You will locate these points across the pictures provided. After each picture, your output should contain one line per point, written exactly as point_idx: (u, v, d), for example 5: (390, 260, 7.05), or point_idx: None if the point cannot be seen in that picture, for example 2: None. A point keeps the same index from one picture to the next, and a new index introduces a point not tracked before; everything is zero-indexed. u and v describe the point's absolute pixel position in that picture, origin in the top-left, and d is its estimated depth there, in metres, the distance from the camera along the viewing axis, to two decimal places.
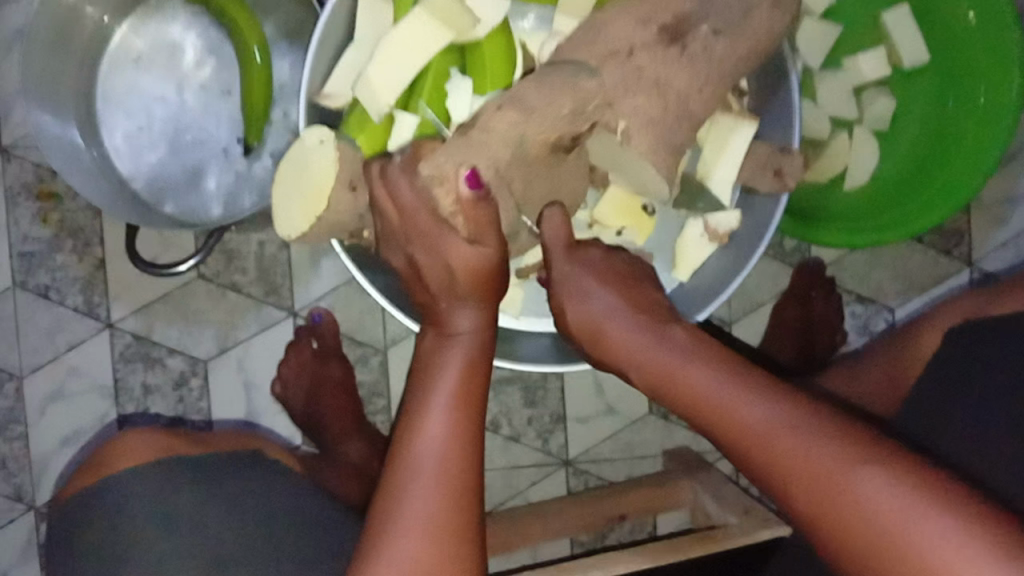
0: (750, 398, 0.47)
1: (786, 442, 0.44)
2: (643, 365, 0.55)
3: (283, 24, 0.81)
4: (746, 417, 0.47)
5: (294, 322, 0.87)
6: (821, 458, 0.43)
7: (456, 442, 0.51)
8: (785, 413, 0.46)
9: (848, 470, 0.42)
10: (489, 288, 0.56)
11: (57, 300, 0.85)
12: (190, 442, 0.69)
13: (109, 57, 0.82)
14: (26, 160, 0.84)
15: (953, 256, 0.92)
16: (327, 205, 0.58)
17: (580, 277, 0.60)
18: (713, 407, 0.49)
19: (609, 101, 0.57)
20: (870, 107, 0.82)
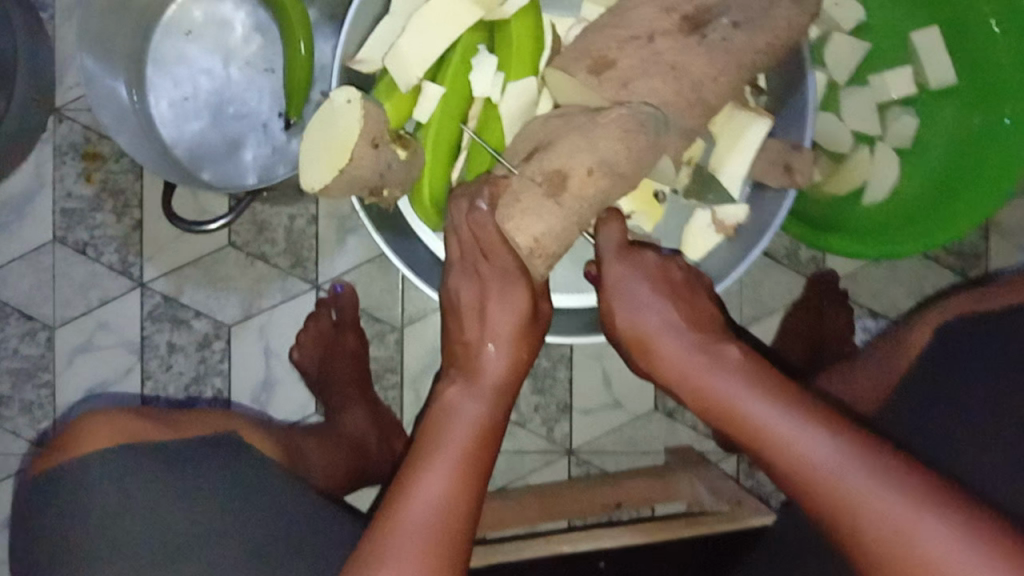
0: (812, 429, 0.46)
1: (851, 481, 0.43)
2: (693, 383, 0.54)
3: (327, 7, 0.84)
4: (815, 454, 0.45)
5: (316, 294, 0.90)
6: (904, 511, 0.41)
7: (482, 457, 0.52)
8: (861, 453, 0.44)
9: (927, 523, 0.41)
10: (516, 329, 0.57)
11: (93, 256, 0.89)
12: (155, 427, 0.64)
13: (163, 26, 0.84)
14: (74, 121, 0.88)
15: (969, 278, 0.92)
16: (350, 160, 0.59)
17: (635, 285, 0.59)
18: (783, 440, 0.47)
19: (624, 81, 0.59)
20: (893, 124, 0.88)
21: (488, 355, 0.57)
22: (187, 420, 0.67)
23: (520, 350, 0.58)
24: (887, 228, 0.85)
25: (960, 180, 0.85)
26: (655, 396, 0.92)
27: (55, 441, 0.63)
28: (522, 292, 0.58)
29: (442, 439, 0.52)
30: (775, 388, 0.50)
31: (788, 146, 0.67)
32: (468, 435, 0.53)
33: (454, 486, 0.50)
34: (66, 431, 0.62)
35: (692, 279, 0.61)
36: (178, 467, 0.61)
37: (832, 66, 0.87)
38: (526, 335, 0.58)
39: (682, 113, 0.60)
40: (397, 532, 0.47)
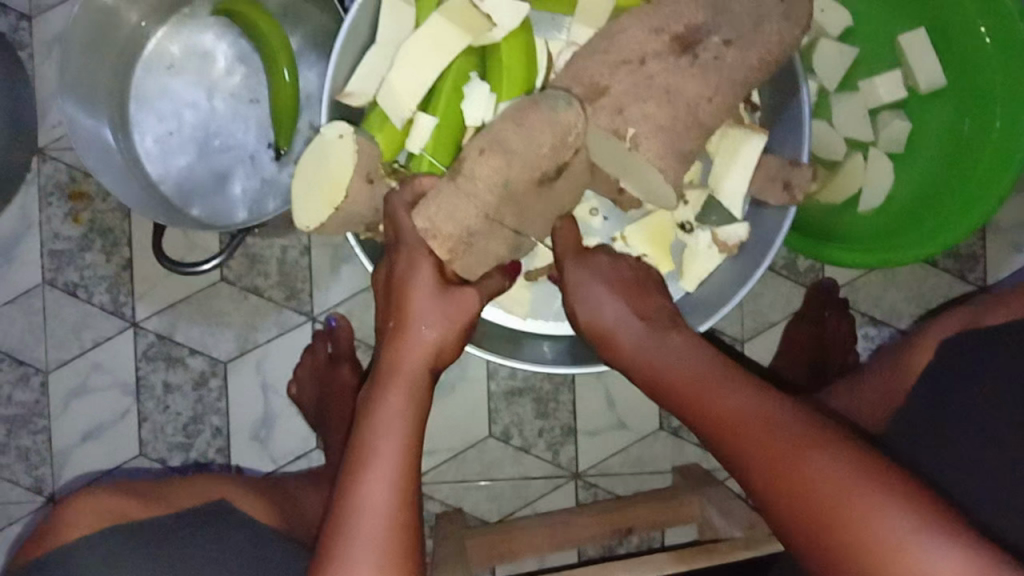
0: (724, 390, 0.50)
1: (749, 427, 0.47)
2: (642, 364, 0.57)
3: (310, 35, 0.83)
4: (729, 411, 0.48)
5: (312, 326, 0.89)
6: (790, 449, 0.44)
7: (402, 426, 0.53)
8: (767, 405, 0.47)
9: (808, 456, 0.43)
10: (451, 312, 0.57)
11: (85, 297, 0.88)
12: (150, 505, 0.63)
13: (144, 62, 0.83)
14: (59, 161, 0.87)
15: (968, 281, 0.92)
16: (346, 196, 0.58)
17: (597, 296, 0.61)
18: (704, 401, 0.50)
19: (617, 107, 0.58)
20: (885, 129, 0.87)
21: (415, 337, 0.56)
22: (180, 493, 0.66)
23: (454, 320, 0.57)
24: (883, 235, 0.85)
25: (957, 183, 0.84)
26: (659, 415, 0.91)
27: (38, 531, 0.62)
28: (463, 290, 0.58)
29: (365, 417, 0.53)
30: (706, 360, 0.54)
31: (785, 161, 0.66)
32: (393, 424, 0.53)
33: (384, 455, 0.51)
34: (56, 519, 0.61)
35: (643, 278, 0.64)
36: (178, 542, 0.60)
37: (821, 73, 0.86)
38: (455, 312, 0.57)
39: (677, 135, 0.59)
40: (341, 529, 0.49)
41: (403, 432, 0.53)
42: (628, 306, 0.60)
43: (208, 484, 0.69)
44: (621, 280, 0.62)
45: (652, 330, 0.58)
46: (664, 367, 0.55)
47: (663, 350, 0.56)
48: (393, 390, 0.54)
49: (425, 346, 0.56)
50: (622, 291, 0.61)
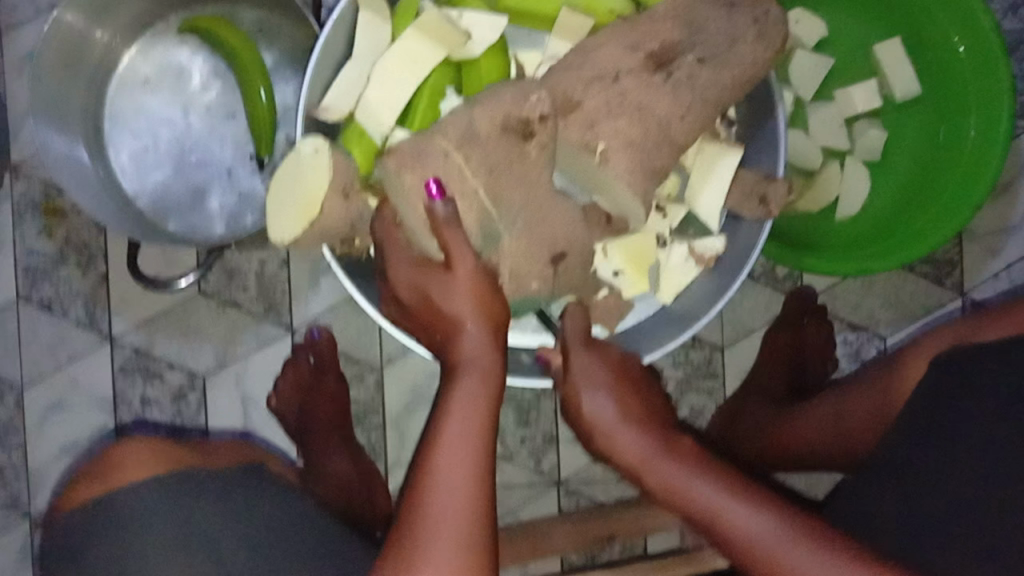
0: (740, 507, 0.52)
1: (780, 556, 0.50)
2: (657, 481, 0.57)
3: (286, 50, 0.82)
4: (750, 533, 0.51)
5: (292, 339, 0.88)
6: (772, 550, 0.50)
7: (472, 432, 0.52)
8: (776, 524, 0.51)
9: (786, 551, 0.50)
10: (474, 303, 0.56)
11: (60, 313, 0.87)
12: (192, 454, 0.68)
13: (118, 78, 0.83)
14: (32, 176, 0.86)
15: (946, 286, 0.92)
16: (320, 210, 0.57)
17: (581, 396, 0.62)
18: (670, 484, 0.56)
19: (589, 121, 0.58)
20: (862, 138, 0.89)
21: (466, 353, 0.56)
22: (223, 450, 0.72)
23: (474, 300, 0.56)
24: (859, 242, 0.86)
25: (931, 192, 0.85)
26: None
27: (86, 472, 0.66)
28: (463, 258, 0.56)
29: (429, 445, 0.51)
30: (711, 484, 0.54)
31: (761, 176, 0.67)
32: (459, 443, 0.51)
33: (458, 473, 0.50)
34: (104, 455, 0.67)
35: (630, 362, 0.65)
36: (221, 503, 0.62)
37: (799, 83, 0.86)
38: (483, 296, 0.56)
39: (650, 154, 0.60)
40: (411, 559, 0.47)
41: (466, 443, 0.51)
42: (630, 407, 0.61)
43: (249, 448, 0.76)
44: (606, 372, 0.63)
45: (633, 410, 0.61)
46: (680, 492, 0.55)
47: (635, 444, 0.59)
48: (455, 413, 0.52)
49: (474, 344, 0.56)
50: (601, 380, 0.62)
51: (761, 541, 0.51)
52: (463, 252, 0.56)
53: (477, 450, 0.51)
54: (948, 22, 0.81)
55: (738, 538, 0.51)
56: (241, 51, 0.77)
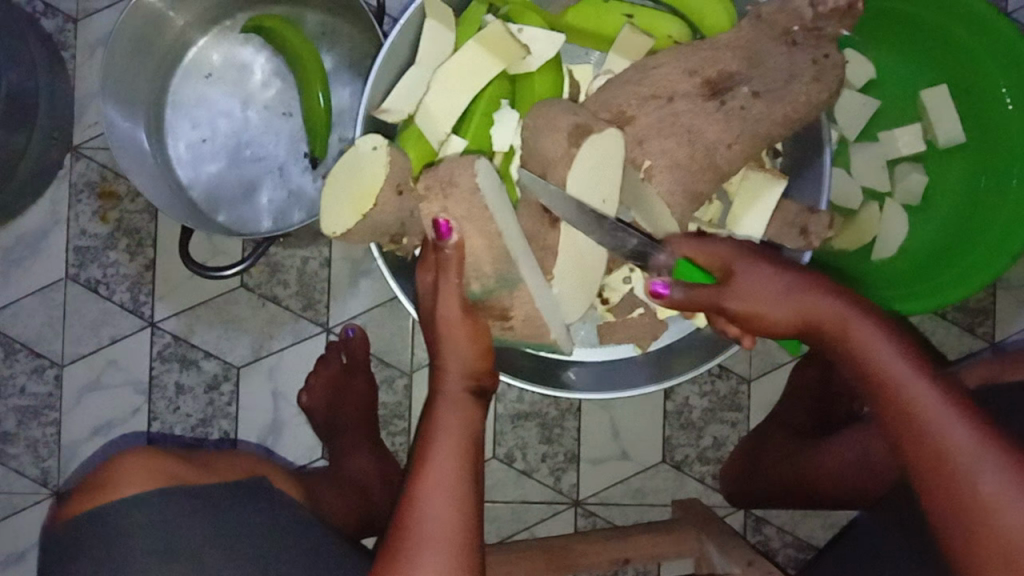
0: (916, 372, 0.45)
1: (954, 436, 0.43)
2: (805, 310, 0.49)
3: (345, 57, 0.85)
4: (921, 402, 0.44)
5: (327, 337, 0.90)
6: (942, 425, 0.43)
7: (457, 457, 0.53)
8: (951, 403, 0.44)
9: (957, 432, 0.43)
10: (461, 334, 0.58)
11: (106, 294, 0.90)
12: (197, 471, 0.65)
13: (184, 69, 0.86)
14: (91, 159, 0.89)
15: (976, 335, 0.93)
16: (374, 204, 0.59)
17: (749, 266, 0.52)
18: (837, 332, 0.49)
19: (638, 138, 0.60)
20: (903, 181, 0.90)
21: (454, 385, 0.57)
22: (227, 465, 0.69)
23: (461, 330, 0.58)
24: (891, 283, 0.87)
25: (968, 240, 0.86)
26: (663, 449, 0.92)
27: (82, 486, 0.62)
28: (448, 295, 0.58)
29: (416, 477, 0.52)
30: (884, 340, 0.47)
31: (803, 208, 0.67)
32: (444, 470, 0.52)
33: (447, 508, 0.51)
34: (104, 467, 0.63)
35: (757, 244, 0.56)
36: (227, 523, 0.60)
37: (844, 122, 0.87)
38: (472, 329, 0.58)
39: (696, 179, 0.61)
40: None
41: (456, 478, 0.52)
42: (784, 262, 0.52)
43: (248, 461, 0.72)
44: (769, 255, 0.53)
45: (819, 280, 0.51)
46: (844, 333, 0.48)
47: (830, 311, 0.49)
48: (444, 452, 0.53)
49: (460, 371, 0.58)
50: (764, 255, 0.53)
51: (933, 410, 0.44)
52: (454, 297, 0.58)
53: (464, 489, 0.52)
54: (999, 73, 0.83)
55: (909, 397, 0.45)
56: (301, 54, 0.80)
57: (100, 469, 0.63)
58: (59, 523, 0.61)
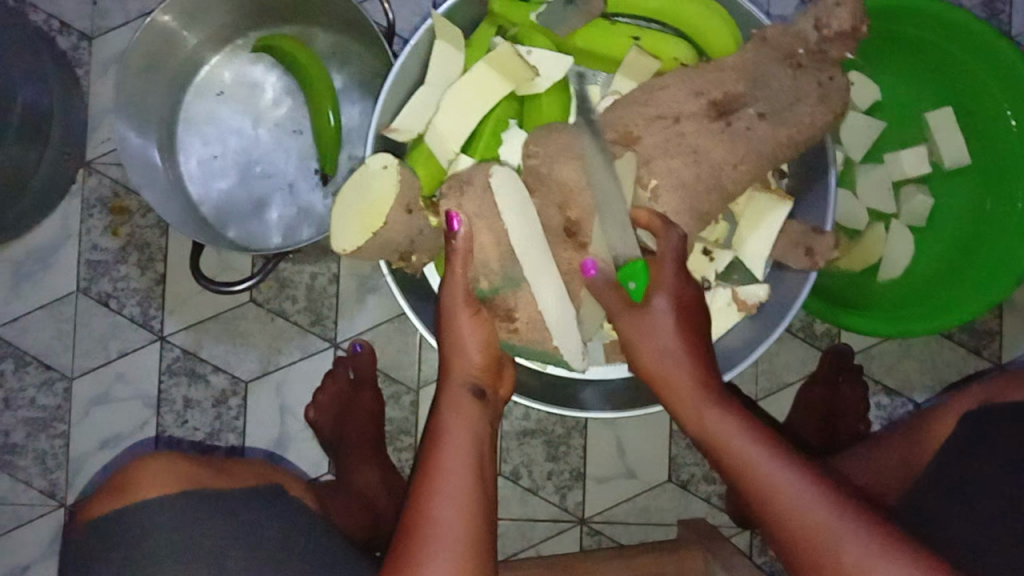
0: (744, 436, 0.54)
1: (777, 487, 0.50)
2: (669, 385, 0.58)
3: (355, 76, 0.87)
4: (750, 459, 0.52)
5: (334, 353, 0.90)
6: (768, 476, 0.51)
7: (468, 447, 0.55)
8: (773, 459, 0.52)
9: (779, 481, 0.51)
10: (474, 328, 0.60)
11: (116, 308, 0.90)
12: (214, 476, 0.66)
13: (194, 87, 0.87)
14: (104, 175, 0.90)
15: (983, 356, 0.92)
16: (384, 223, 0.60)
17: (651, 320, 0.58)
18: (687, 407, 0.57)
19: (645, 158, 0.61)
20: (908, 204, 0.90)
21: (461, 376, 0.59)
22: (242, 472, 0.70)
23: (473, 326, 0.60)
24: (896, 306, 0.87)
25: (975, 262, 0.86)
26: (669, 467, 0.92)
27: (105, 485, 0.63)
28: (459, 286, 0.59)
29: (425, 470, 0.53)
30: (725, 410, 0.56)
31: (809, 228, 0.68)
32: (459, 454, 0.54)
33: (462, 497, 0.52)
34: (127, 470, 0.64)
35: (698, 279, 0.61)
36: (239, 527, 0.60)
37: (850, 144, 0.88)
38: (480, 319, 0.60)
39: (703, 200, 0.62)
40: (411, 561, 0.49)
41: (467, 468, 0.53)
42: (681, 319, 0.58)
43: (261, 468, 0.72)
44: (680, 303, 0.58)
45: (695, 353, 0.58)
46: (691, 407, 0.57)
47: (686, 383, 0.57)
48: (452, 445, 0.55)
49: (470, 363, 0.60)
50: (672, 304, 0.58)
51: (757, 464, 0.52)
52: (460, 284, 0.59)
53: (475, 481, 0.53)
54: (1002, 95, 0.84)
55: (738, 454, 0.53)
56: (312, 73, 0.81)
57: (124, 469, 0.64)
58: (84, 520, 0.61)
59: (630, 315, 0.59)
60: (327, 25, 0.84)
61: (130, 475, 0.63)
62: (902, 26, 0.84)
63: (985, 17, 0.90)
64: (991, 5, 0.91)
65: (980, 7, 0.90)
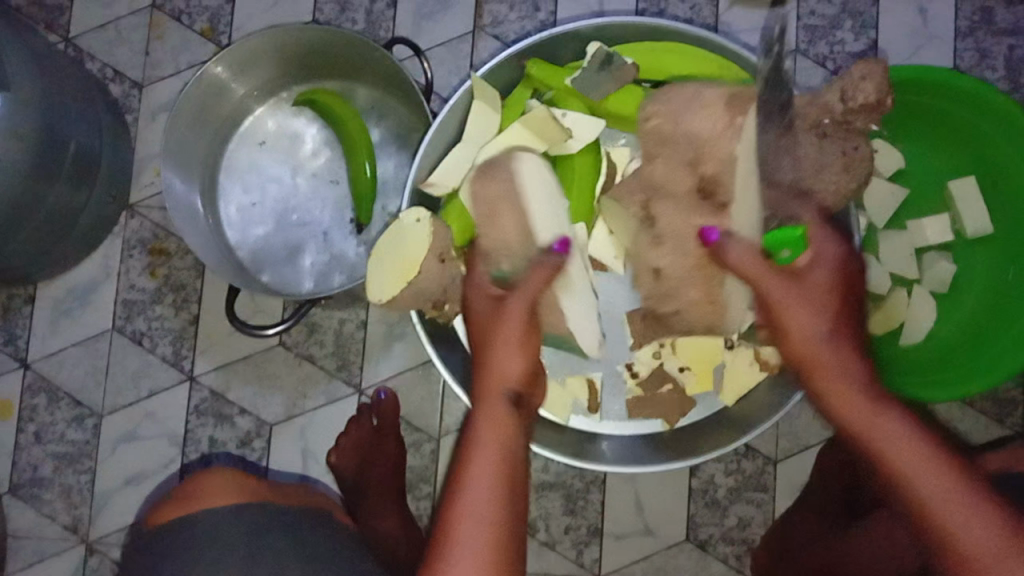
0: (897, 424, 0.51)
1: (888, 424, 0.51)
2: (775, 297, 0.56)
3: (392, 131, 0.90)
4: (898, 441, 0.50)
5: (358, 399, 0.91)
6: (922, 460, 0.49)
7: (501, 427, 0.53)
8: (932, 459, 0.49)
9: (934, 479, 0.49)
10: (533, 281, 0.59)
11: (149, 346, 0.93)
12: (279, 493, 0.77)
13: (238, 137, 0.91)
14: (146, 218, 0.94)
15: (1006, 425, 0.92)
16: (418, 272, 0.61)
17: (793, 318, 0.55)
18: (790, 322, 0.55)
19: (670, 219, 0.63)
20: (931, 270, 0.91)
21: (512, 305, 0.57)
22: (280, 498, 0.76)
23: (535, 281, 0.59)
24: (919, 372, 0.88)
25: (995, 328, 0.87)
26: (687, 527, 0.91)
27: (176, 496, 0.75)
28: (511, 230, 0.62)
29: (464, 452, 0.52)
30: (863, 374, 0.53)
31: None
32: (492, 435, 0.52)
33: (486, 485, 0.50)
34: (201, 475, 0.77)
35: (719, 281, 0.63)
36: (295, 541, 0.68)
37: (872, 210, 0.90)
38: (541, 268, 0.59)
39: None
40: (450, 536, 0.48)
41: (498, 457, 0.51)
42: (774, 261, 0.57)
43: (299, 493, 0.80)
44: (816, 296, 0.55)
45: (844, 355, 0.54)
46: (785, 308, 0.55)
47: (804, 318, 0.54)
48: (488, 421, 0.53)
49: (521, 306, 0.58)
50: (808, 300, 0.55)
51: (881, 416, 0.51)
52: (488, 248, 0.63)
53: (504, 473, 0.50)
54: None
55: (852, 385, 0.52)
56: (352, 128, 0.85)
57: (189, 483, 0.77)
58: (161, 519, 0.73)
59: (771, 309, 0.56)
60: (367, 81, 0.88)
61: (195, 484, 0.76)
62: (922, 98, 0.87)
63: (1007, 90, 0.92)
64: (1014, 78, 0.93)
65: (1003, 80, 0.92)
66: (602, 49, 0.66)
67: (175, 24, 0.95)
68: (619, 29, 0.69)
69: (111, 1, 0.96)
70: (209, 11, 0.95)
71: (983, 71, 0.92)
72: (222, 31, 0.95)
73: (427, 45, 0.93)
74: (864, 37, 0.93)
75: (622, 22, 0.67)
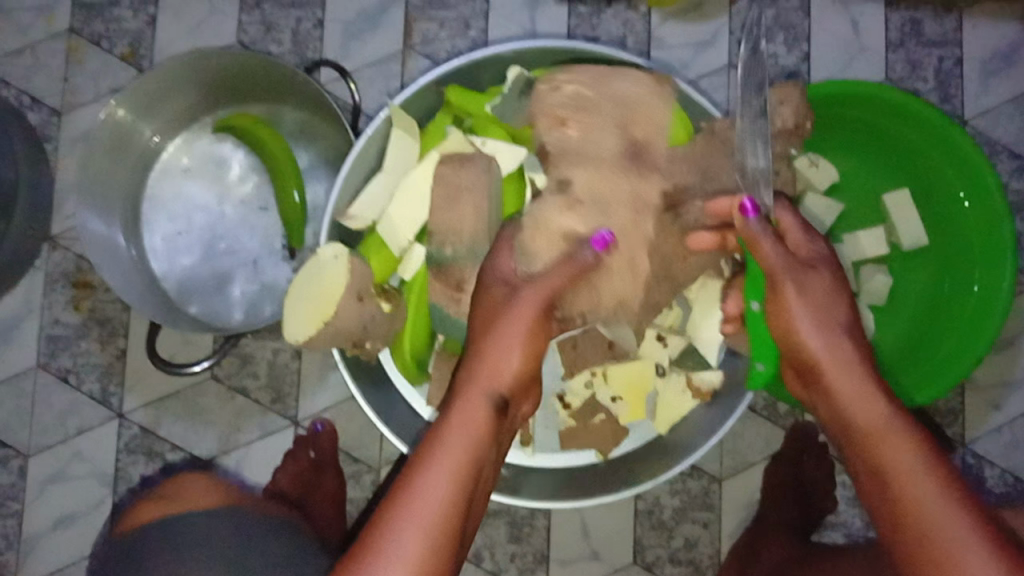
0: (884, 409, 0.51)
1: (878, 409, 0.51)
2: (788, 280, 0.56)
3: (321, 155, 0.88)
4: (879, 421, 0.51)
5: (295, 431, 0.89)
6: (899, 443, 0.50)
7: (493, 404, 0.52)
8: (910, 441, 0.50)
9: (907, 453, 0.49)
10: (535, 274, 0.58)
11: (75, 383, 0.89)
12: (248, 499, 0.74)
13: (161, 166, 0.88)
14: (69, 250, 0.90)
15: (947, 435, 0.92)
16: (335, 310, 0.60)
17: (792, 301, 0.56)
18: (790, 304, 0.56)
19: None
20: (869, 282, 0.90)
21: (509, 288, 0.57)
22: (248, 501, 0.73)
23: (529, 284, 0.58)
24: None
25: (934, 338, 0.88)
26: (633, 548, 0.90)
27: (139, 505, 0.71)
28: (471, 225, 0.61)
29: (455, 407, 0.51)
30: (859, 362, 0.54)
31: None
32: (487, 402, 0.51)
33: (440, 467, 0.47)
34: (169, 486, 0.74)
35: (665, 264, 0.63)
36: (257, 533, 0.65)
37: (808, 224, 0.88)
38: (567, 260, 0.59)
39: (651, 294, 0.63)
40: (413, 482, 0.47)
41: (474, 435, 0.49)
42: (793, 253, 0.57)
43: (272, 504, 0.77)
44: (833, 288, 0.56)
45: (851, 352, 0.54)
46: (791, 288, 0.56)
47: (818, 299, 0.55)
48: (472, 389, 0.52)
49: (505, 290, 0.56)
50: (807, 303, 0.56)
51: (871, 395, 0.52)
52: (436, 217, 0.62)
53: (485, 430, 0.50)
54: (955, 179, 0.86)
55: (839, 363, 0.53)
56: (276, 153, 0.83)
57: (160, 489, 0.74)
58: (124, 527, 0.69)
59: (772, 292, 0.57)
60: (292, 104, 0.85)
61: (169, 489, 0.73)
62: (854, 110, 0.86)
63: (937, 101, 0.93)
64: (945, 88, 0.93)
65: (933, 92, 0.93)
66: (523, 76, 0.65)
67: (95, 49, 0.92)
68: (542, 52, 0.68)
69: (25, 26, 0.92)
70: (130, 35, 0.92)
71: (915, 82, 0.92)
72: (144, 55, 0.92)
73: (355, 66, 0.91)
74: (797, 50, 0.93)
75: (543, 45, 0.66)
